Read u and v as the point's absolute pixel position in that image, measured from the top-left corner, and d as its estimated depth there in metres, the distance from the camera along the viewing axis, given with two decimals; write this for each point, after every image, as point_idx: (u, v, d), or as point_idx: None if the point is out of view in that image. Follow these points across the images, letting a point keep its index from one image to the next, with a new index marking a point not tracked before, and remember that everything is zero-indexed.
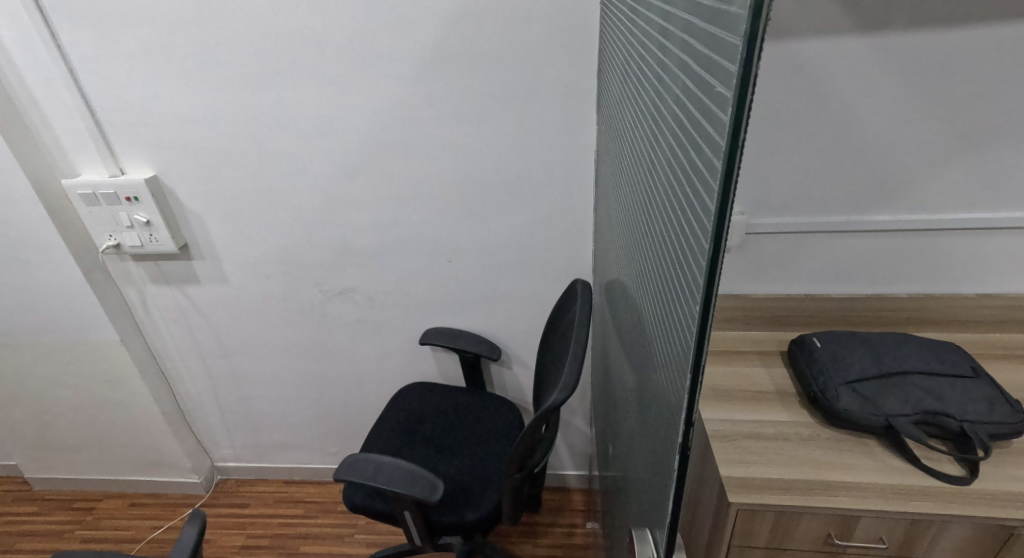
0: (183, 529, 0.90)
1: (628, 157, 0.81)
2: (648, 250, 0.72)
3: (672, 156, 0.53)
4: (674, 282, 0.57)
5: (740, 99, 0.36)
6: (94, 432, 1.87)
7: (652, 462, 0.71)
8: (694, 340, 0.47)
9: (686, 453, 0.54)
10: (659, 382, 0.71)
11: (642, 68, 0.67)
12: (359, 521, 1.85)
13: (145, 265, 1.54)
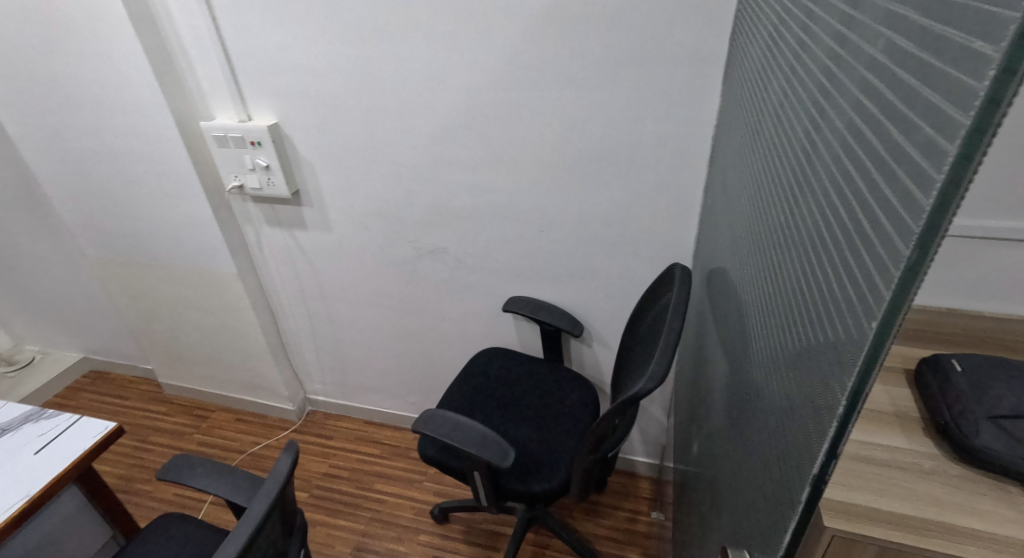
0: (277, 460, 0.78)
1: (764, 138, 0.72)
2: (774, 244, 0.64)
3: (850, 138, 0.45)
4: (814, 285, 0.50)
5: (1014, 62, 0.29)
6: (212, 351, 2.10)
7: (748, 479, 0.65)
8: (861, 357, 0.40)
9: (820, 484, 0.47)
10: (761, 391, 0.64)
11: (809, 34, 0.58)
12: (429, 470, 1.94)
13: (262, 206, 1.66)
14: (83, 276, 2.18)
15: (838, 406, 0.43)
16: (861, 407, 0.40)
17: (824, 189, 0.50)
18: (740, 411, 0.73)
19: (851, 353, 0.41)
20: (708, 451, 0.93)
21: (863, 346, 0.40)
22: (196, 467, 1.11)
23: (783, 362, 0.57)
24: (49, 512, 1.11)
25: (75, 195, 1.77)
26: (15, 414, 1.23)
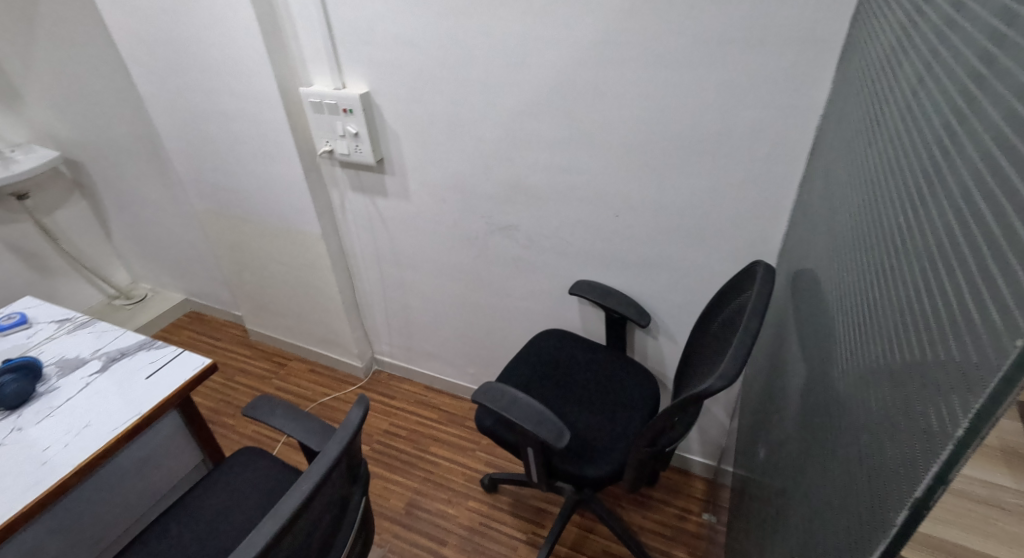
0: (350, 409, 0.83)
1: (887, 130, 0.66)
2: (884, 248, 0.59)
3: (1003, 139, 0.40)
4: (934, 297, 0.46)
5: None
6: (293, 305, 2.24)
7: (824, 496, 0.62)
8: (989, 383, 0.36)
9: (921, 511, 0.43)
10: (850, 403, 0.60)
11: (964, 14, 0.52)
12: (483, 441, 1.99)
13: (348, 171, 1.74)
14: (189, 225, 2.40)
15: (954, 432, 0.39)
16: (980, 443, 0.37)
17: (961, 198, 0.45)
18: (819, 421, 0.69)
19: (979, 378, 0.38)
20: (777, 459, 0.88)
21: (993, 372, 0.36)
22: (275, 409, 1.21)
23: (881, 380, 0.53)
24: (154, 431, 1.25)
25: (187, 150, 1.93)
26: (132, 341, 1.39)
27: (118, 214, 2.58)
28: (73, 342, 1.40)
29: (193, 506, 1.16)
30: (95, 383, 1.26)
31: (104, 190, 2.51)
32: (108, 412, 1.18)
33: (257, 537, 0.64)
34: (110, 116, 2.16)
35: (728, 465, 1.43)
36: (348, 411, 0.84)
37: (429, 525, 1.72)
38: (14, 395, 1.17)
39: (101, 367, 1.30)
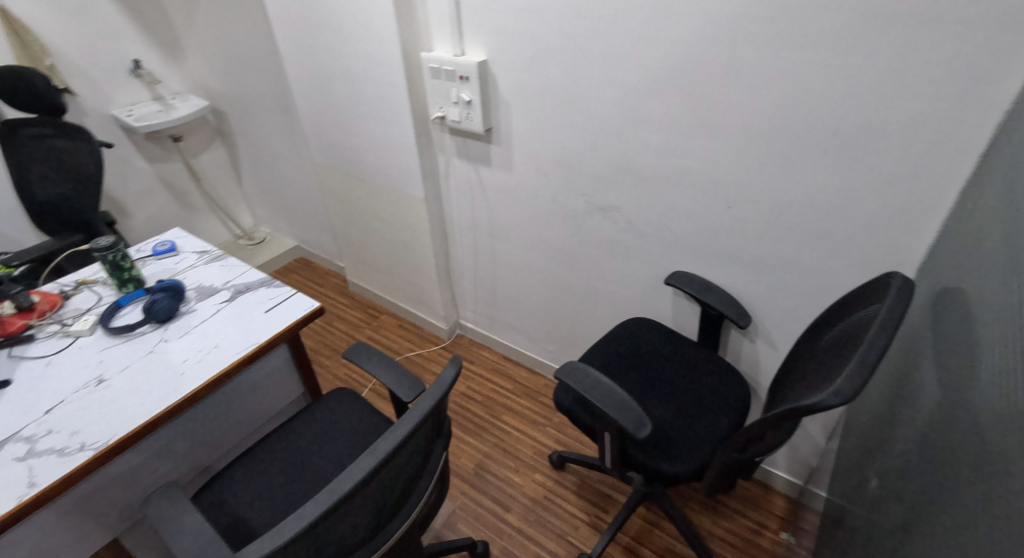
0: (444, 366, 0.85)
1: None
2: None
3: None
4: None
5: None
6: (390, 262, 2.37)
7: (986, 522, 0.60)
8: None
9: None
10: None
11: None
12: (555, 418, 2.01)
13: (456, 138, 1.78)
14: (308, 177, 2.58)
15: None
16: None
17: None
18: (988, 450, 0.64)
19: None
20: (901, 492, 0.80)
21: None
22: (371, 357, 1.29)
23: None
24: (267, 360, 1.39)
25: (314, 107, 2.07)
26: (255, 278, 1.54)
27: (250, 162, 2.85)
28: (207, 272, 1.58)
29: (292, 433, 1.28)
30: (224, 311, 1.42)
31: (240, 139, 2.77)
32: (232, 338, 1.33)
33: (353, 472, 0.69)
34: (252, 71, 2.36)
35: (822, 490, 1.32)
36: (441, 368, 0.86)
37: (495, 489, 1.78)
38: (162, 310, 1.36)
39: (229, 298, 1.46)
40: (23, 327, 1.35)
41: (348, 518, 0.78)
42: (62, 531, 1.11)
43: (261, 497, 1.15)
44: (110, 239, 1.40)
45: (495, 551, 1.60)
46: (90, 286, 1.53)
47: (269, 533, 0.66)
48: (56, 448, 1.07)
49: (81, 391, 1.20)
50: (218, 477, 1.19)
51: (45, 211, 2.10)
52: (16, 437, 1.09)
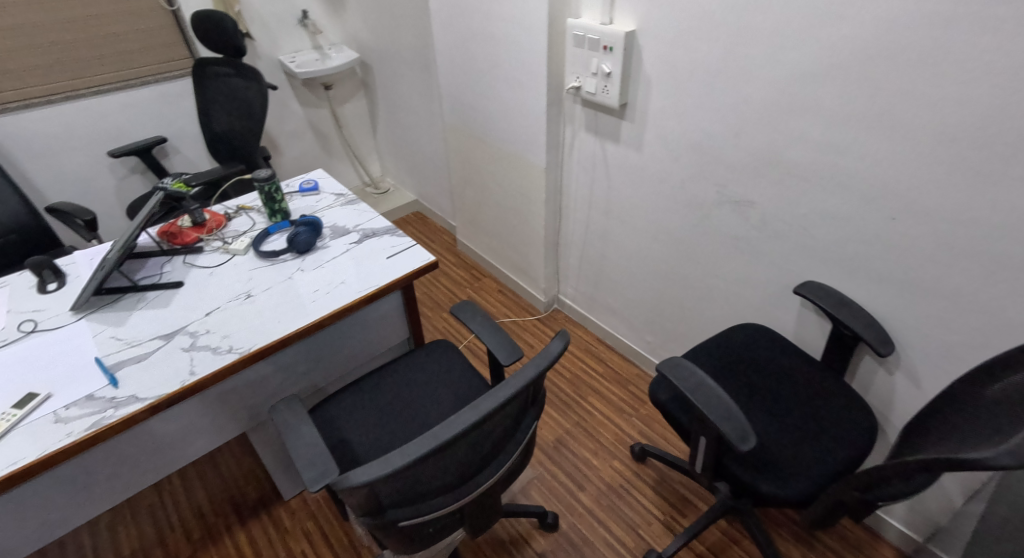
0: (552, 338, 0.84)
1: None
2: None
3: None
4: None
5: None
6: (501, 228, 2.40)
7: None
8: None
9: None
10: None
11: None
12: (642, 409, 1.96)
13: (588, 110, 1.75)
14: (437, 135, 2.68)
15: None
16: None
17: None
18: None
19: None
20: None
21: None
22: (476, 316, 1.33)
23: None
24: (384, 302, 1.50)
25: (453, 68, 2.12)
26: (381, 225, 1.65)
27: (387, 116, 3.01)
28: (341, 214, 1.72)
29: (396, 373, 1.38)
30: (352, 252, 1.54)
31: (381, 93, 2.93)
32: (358, 278, 1.44)
33: (455, 422, 0.72)
34: (401, 28, 2.47)
35: None
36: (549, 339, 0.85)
37: (572, 467, 1.78)
38: (303, 243, 1.50)
39: (358, 240, 1.59)
40: (195, 240, 1.58)
41: (442, 462, 0.82)
42: (206, 417, 1.29)
43: (364, 425, 1.25)
44: (269, 172, 1.57)
45: (564, 526, 1.62)
46: (248, 212, 1.73)
47: (378, 461, 0.72)
48: (210, 346, 1.24)
49: (232, 302, 1.37)
50: (331, 400, 1.31)
51: (220, 140, 2.42)
52: (182, 331, 1.28)
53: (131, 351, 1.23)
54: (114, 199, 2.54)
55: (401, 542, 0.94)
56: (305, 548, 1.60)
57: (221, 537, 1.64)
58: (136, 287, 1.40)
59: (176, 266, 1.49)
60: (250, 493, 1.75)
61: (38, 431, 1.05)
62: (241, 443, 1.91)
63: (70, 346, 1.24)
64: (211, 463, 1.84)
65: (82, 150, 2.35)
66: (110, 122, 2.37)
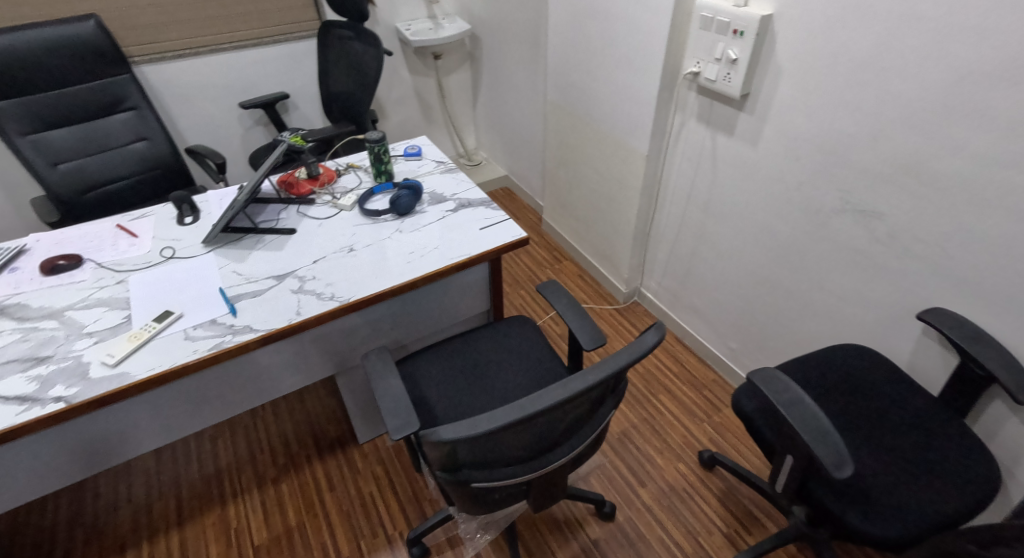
0: (646, 329, 0.83)
1: None
2: None
3: None
4: None
5: None
6: (589, 213, 2.36)
7: None
8: None
9: None
10: None
11: None
12: (716, 416, 1.88)
13: (702, 98, 1.66)
14: (536, 113, 2.67)
15: None
16: None
17: None
18: None
19: None
20: None
21: None
22: (562, 297, 1.33)
23: None
24: (472, 272, 1.53)
25: (563, 45, 2.09)
26: (477, 196, 1.68)
27: (489, 90, 3.04)
28: (441, 181, 1.77)
29: (475, 342, 1.42)
30: (448, 219, 1.59)
31: (487, 66, 2.95)
32: (451, 245, 1.49)
33: (543, 397, 0.73)
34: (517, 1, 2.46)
35: None
36: (643, 330, 0.84)
37: (635, 462, 1.76)
38: (404, 206, 1.57)
39: (454, 209, 1.63)
40: (309, 191, 1.69)
41: (520, 434, 0.84)
42: (301, 356, 1.40)
43: (442, 386, 1.31)
44: (380, 133, 1.64)
45: (621, 518, 1.61)
46: (356, 170, 1.83)
47: (464, 422, 0.74)
48: (316, 292, 1.34)
49: (336, 254, 1.46)
50: (413, 357, 1.38)
51: (335, 101, 2.58)
52: (292, 274, 1.39)
53: (249, 286, 1.36)
54: (239, 147, 2.77)
55: (469, 502, 0.98)
56: (374, 490, 1.71)
57: (302, 466, 1.79)
58: (256, 230, 1.54)
59: (291, 214, 1.62)
60: (330, 431, 1.89)
61: (170, 345, 1.19)
62: (325, 384, 2.07)
63: (199, 274, 1.39)
64: (299, 398, 2.01)
65: (218, 99, 2.59)
66: (243, 75, 2.58)
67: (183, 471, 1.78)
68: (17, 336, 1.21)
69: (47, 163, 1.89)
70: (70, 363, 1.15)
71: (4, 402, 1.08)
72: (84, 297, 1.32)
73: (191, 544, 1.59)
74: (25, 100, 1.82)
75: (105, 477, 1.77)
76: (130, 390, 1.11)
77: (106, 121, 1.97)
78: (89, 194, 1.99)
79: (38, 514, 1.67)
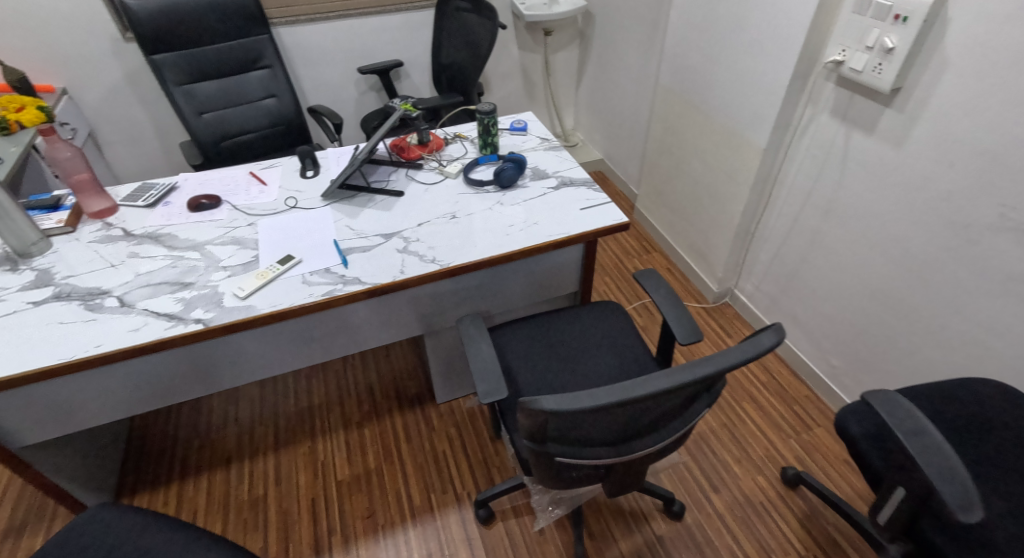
0: (764, 330, 0.81)
1: None
2: None
3: None
4: None
5: None
6: (689, 205, 2.25)
7: None
8: None
9: None
10: None
11: None
12: (806, 434, 1.75)
13: (842, 91, 1.51)
14: (644, 96, 2.56)
15: None
16: None
17: None
18: None
19: None
20: None
21: None
22: (659, 287, 1.29)
23: None
24: (566, 251, 1.53)
25: (685, 24, 1.98)
26: (580, 176, 1.66)
27: (596, 69, 2.96)
28: (544, 157, 1.77)
29: (562, 321, 1.42)
30: (548, 196, 1.59)
31: (598, 44, 2.87)
32: (550, 222, 1.49)
33: (649, 383, 0.73)
34: None
35: None
36: (760, 331, 0.82)
37: (710, 466, 1.69)
38: (507, 178, 1.58)
39: (555, 186, 1.62)
40: (418, 157, 1.75)
41: (612, 417, 0.85)
42: (397, 312, 1.47)
43: (527, 359, 1.33)
44: (491, 105, 1.66)
45: (689, 520, 1.57)
46: (463, 140, 1.87)
47: (564, 396, 0.75)
48: (419, 253, 1.40)
49: (440, 220, 1.51)
50: (500, 328, 1.41)
51: (445, 72, 2.64)
52: (398, 235, 1.46)
53: (359, 241, 1.44)
54: (353, 110, 2.92)
55: (547, 475, 1.00)
56: (447, 449, 1.79)
57: (383, 415, 1.90)
58: (368, 189, 1.62)
59: (400, 177, 1.69)
60: (410, 387, 1.99)
61: (290, 286, 1.30)
62: (409, 343, 2.17)
63: (316, 226, 1.49)
64: (385, 352, 2.13)
65: (339, 63, 2.73)
66: (363, 41, 2.70)
67: (281, 403, 1.96)
68: (167, 261, 1.37)
69: (194, 112, 2.09)
70: (209, 291, 1.29)
71: (155, 317, 1.23)
72: (221, 234, 1.47)
73: (285, 469, 1.75)
74: (181, 54, 2.01)
75: (217, 398, 1.98)
76: (254, 322, 1.23)
77: (244, 78, 2.15)
78: (225, 142, 2.19)
79: (163, 419, 1.91)
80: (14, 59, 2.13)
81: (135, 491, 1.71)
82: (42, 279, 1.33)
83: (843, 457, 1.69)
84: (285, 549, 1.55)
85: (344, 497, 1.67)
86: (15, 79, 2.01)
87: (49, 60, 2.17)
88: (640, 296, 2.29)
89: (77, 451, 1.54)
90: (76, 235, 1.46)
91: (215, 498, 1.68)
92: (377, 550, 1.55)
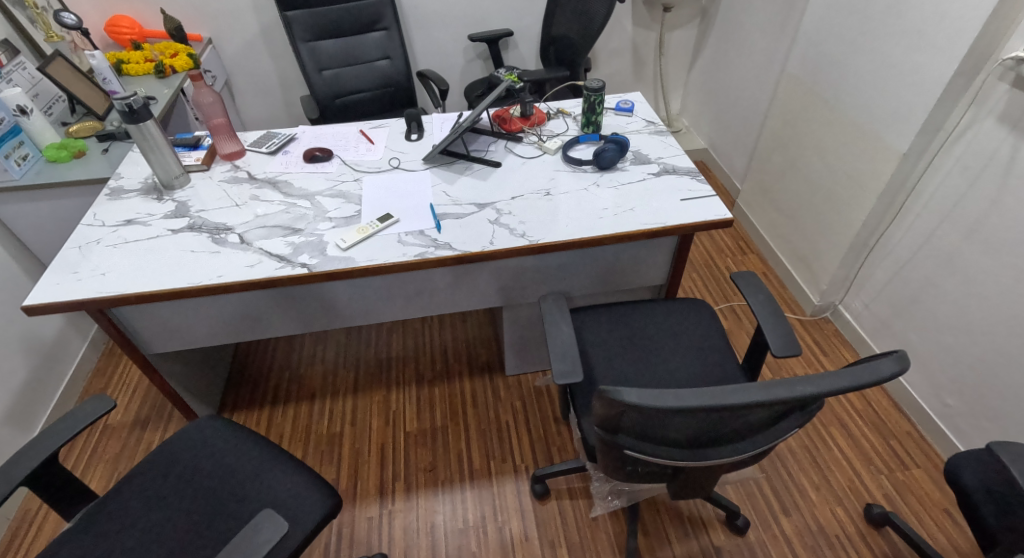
0: (883, 357, 0.73)
1: None
2: None
3: None
4: None
5: None
6: (799, 207, 2.08)
7: None
8: None
9: None
10: None
11: None
12: (899, 472, 1.60)
13: (1018, 93, 1.32)
14: (765, 84, 2.37)
15: None
16: None
17: None
18: None
19: None
20: None
21: None
22: (757, 292, 1.21)
23: None
24: (659, 242, 1.47)
25: (827, 7, 1.79)
26: (684, 165, 1.59)
27: (715, 52, 2.78)
28: (647, 141, 1.70)
29: (647, 313, 1.37)
30: (647, 182, 1.53)
31: (721, 25, 2.69)
32: (648, 210, 1.43)
33: (739, 393, 0.69)
34: None
35: None
36: (878, 357, 0.75)
37: (783, 486, 1.59)
38: (607, 160, 1.54)
39: (656, 173, 1.56)
40: (519, 129, 1.75)
41: (691, 418, 0.82)
42: (481, 282, 1.49)
43: (605, 345, 1.31)
44: (600, 82, 1.60)
45: (752, 537, 1.50)
46: (565, 116, 1.84)
47: (647, 392, 0.73)
48: (509, 227, 1.40)
49: (533, 195, 1.50)
50: (581, 311, 1.39)
51: (554, 44, 2.59)
52: (491, 206, 1.47)
53: (454, 208, 1.47)
54: (458, 77, 2.96)
55: (611, 464, 0.99)
56: (511, 420, 1.82)
57: (454, 378, 1.97)
58: (467, 157, 1.65)
59: (499, 148, 1.70)
60: (481, 355, 2.04)
61: (387, 244, 1.36)
62: (486, 313, 2.21)
63: (416, 188, 1.54)
64: (462, 318, 2.19)
65: (451, 29, 2.76)
66: (477, 8, 2.70)
67: (362, 350, 2.08)
68: (282, 207, 1.49)
69: (315, 68, 2.21)
70: (315, 239, 1.38)
71: (268, 257, 1.34)
72: (330, 187, 1.56)
73: (360, 412, 1.87)
74: (311, 12, 2.12)
75: (307, 337, 2.15)
76: (352, 273, 1.31)
77: (363, 38, 2.24)
78: (339, 99, 2.30)
79: (260, 349, 2.10)
80: (172, 9, 2.36)
81: (234, 408, 1.90)
82: (180, 210, 1.48)
83: (942, 506, 1.53)
84: (353, 485, 1.67)
85: (410, 447, 1.76)
86: (173, 27, 2.23)
87: (200, 12, 2.38)
88: (728, 298, 2.17)
89: (191, 367, 1.73)
90: (209, 173, 1.62)
91: (299, 426, 1.84)
92: (434, 503, 1.62)
